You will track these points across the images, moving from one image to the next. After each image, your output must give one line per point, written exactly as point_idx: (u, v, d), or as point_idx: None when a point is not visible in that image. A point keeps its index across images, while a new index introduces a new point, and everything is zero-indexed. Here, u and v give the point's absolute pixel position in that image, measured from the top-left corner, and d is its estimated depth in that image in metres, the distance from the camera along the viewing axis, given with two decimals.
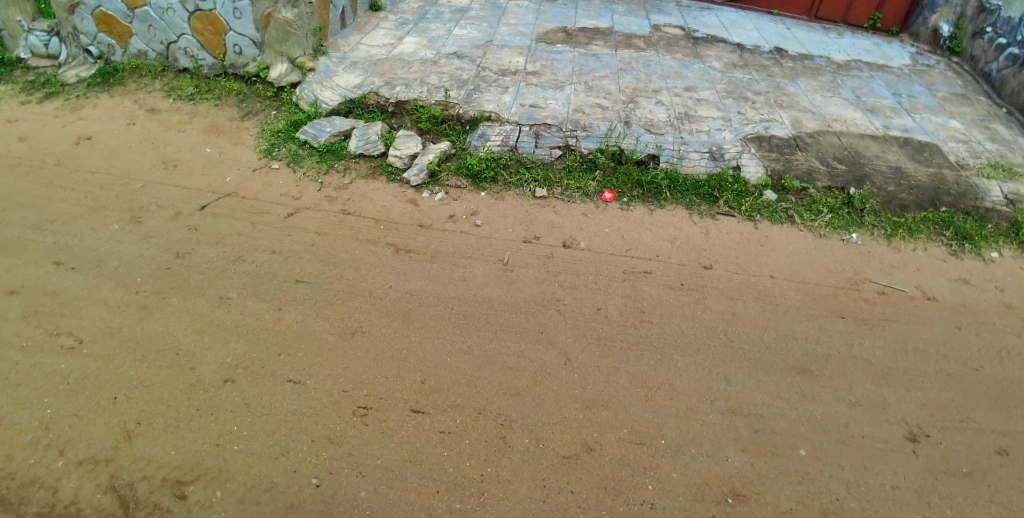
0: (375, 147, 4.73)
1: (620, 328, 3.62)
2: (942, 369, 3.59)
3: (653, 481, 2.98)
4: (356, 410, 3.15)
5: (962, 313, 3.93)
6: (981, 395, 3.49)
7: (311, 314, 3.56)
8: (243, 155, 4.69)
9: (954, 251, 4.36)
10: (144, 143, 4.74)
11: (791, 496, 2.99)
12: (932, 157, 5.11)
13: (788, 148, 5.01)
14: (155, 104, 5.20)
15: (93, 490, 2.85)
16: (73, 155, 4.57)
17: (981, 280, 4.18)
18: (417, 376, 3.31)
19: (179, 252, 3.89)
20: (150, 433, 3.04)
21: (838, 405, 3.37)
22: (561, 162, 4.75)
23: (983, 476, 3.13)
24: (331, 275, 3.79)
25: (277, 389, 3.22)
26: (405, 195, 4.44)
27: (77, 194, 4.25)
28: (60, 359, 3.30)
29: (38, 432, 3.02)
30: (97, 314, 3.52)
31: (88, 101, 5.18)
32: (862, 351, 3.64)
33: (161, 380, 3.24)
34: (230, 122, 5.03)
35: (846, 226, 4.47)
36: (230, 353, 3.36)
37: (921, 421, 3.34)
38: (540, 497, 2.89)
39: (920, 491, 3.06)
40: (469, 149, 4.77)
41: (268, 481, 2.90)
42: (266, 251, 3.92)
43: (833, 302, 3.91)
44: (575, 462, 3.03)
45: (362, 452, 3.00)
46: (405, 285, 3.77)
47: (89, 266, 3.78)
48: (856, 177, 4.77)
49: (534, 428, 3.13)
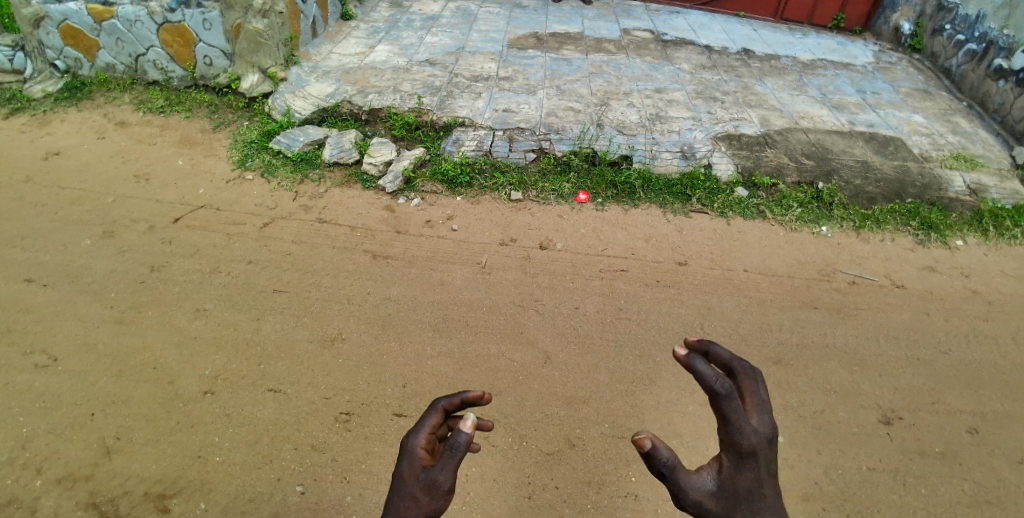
0: (350, 155, 4.72)
1: (599, 326, 3.67)
2: (913, 355, 3.68)
3: (635, 473, 3.03)
4: (339, 416, 3.16)
5: (930, 300, 4.04)
6: (950, 378, 3.59)
7: (291, 323, 3.55)
8: (216, 166, 4.65)
9: (920, 240, 4.48)
10: (115, 157, 4.69)
11: None
12: (897, 151, 5.26)
13: (757, 145, 5.12)
14: (124, 117, 5.14)
15: (73, 508, 2.82)
16: (43, 171, 4.51)
17: (947, 267, 4.31)
18: (398, 380, 3.32)
19: (154, 265, 3.85)
20: (130, 448, 3.01)
21: (813, 393, 3.45)
22: (536, 166, 4.79)
23: (954, 456, 3.24)
24: (308, 284, 3.78)
25: (258, 398, 3.21)
26: (381, 202, 4.44)
27: (47, 210, 4.19)
28: (35, 377, 3.25)
29: (14, 452, 2.98)
30: (73, 330, 3.47)
31: (56, 116, 5.11)
32: (835, 340, 3.73)
33: (140, 395, 3.21)
34: (202, 134, 5.00)
35: (816, 220, 4.57)
36: (209, 365, 3.34)
37: (894, 405, 3.44)
38: (525, 494, 2.94)
39: (895, 473, 3.16)
40: (444, 154, 4.79)
41: (252, 490, 2.89)
42: (243, 261, 3.89)
43: (805, 294, 3.99)
44: (558, 458, 3.06)
45: (347, 458, 3.01)
46: (384, 290, 3.77)
47: (62, 282, 3.73)
48: (823, 173, 4.89)
49: (517, 427, 3.16)
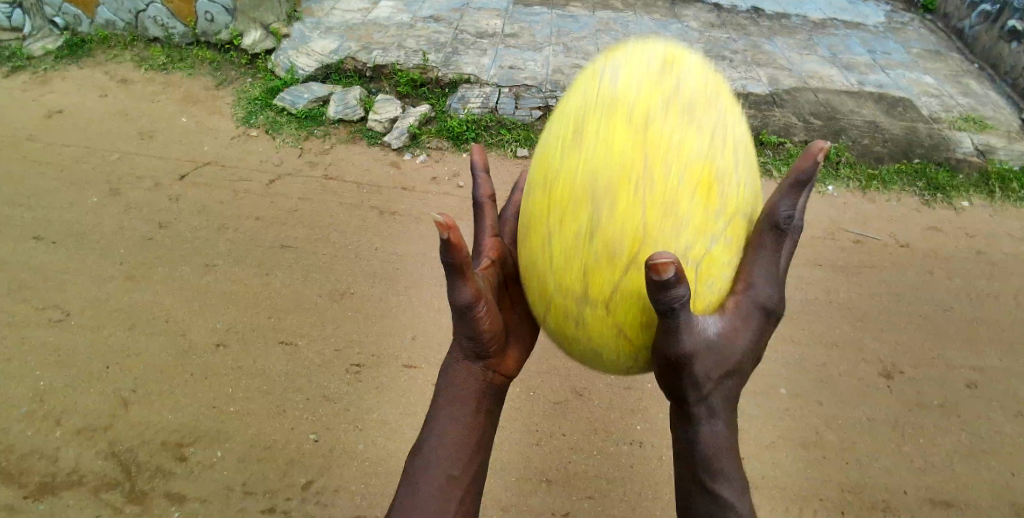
0: (355, 112, 4.69)
1: None
2: (915, 312, 3.72)
3: (641, 422, 3.09)
4: (350, 368, 3.22)
5: (934, 259, 4.06)
6: (952, 334, 3.63)
7: (300, 278, 3.58)
8: (220, 124, 4.62)
9: (926, 201, 4.48)
10: (118, 115, 4.66)
11: (772, 432, 3.14)
12: (906, 112, 5.21)
13: (765, 104, 5.08)
14: (126, 75, 5.09)
15: (93, 457, 2.89)
16: (46, 130, 4.49)
17: (952, 228, 4.31)
18: (407, 332, 3.37)
19: (162, 222, 3.87)
20: (146, 400, 3.08)
21: (816, 347, 3.50)
22: (542, 122, 4.75)
23: (954, 407, 3.29)
24: (316, 240, 3.80)
25: (269, 351, 3.26)
26: (387, 159, 4.42)
27: (52, 168, 4.18)
28: (50, 333, 3.30)
29: (33, 405, 3.05)
30: (84, 286, 3.51)
31: (57, 74, 5.06)
32: (838, 296, 3.76)
33: (154, 349, 3.26)
34: (205, 91, 4.95)
35: (822, 179, 4.56)
36: (220, 319, 3.39)
37: (895, 359, 3.48)
38: (533, 440, 3.01)
39: (894, 423, 3.22)
40: (449, 111, 4.76)
41: (267, 438, 2.96)
42: (250, 218, 3.90)
43: (810, 252, 4.01)
44: (565, 407, 3.13)
45: (359, 407, 3.08)
46: (392, 247, 3.79)
47: (71, 239, 3.75)
48: (831, 131, 4.86)
49: (524, 378, 3.22)
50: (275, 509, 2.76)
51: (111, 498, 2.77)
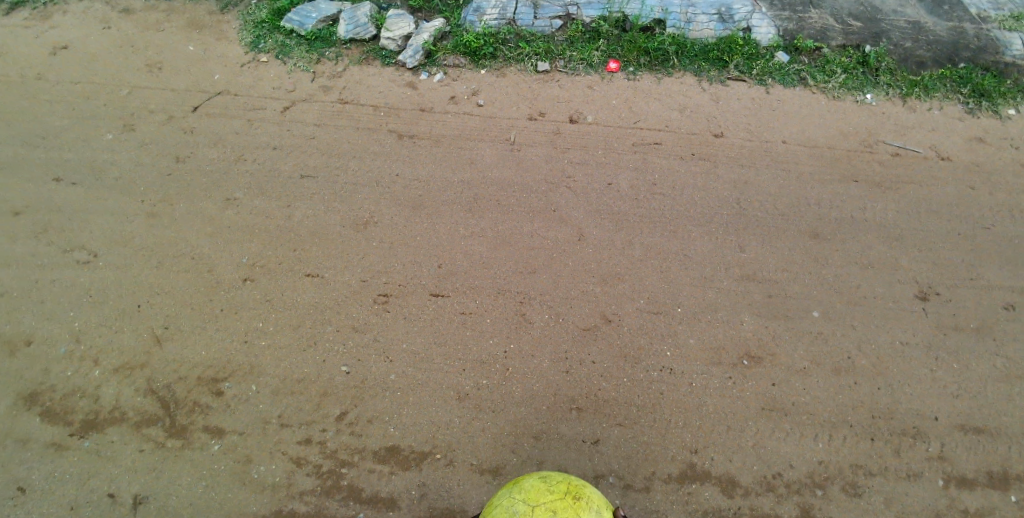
0: (367, 31, 4.44)
1: (631, 202, 3.57)
2: (955, 229, 3.55)
3: (671, 347, 3.07)
4: (377, 298, 3.19)
5: (976, 172, 3.80)
6: (990, 253, 3.47)
7: (321, 209, 3.52)
8: (228, 50, 4.42)
9: (970, 109, 4.14)
10: (125, 47, 4.46)
11: (805, 355, 3.09)
12: (953, 10, 4.65)
13: (801, 5, 4.65)
14: (127, 4, 4.80)
15: (133, 394, 2.96)
16: (51, 66, 4.34)
17: (996, 138, 3.98)
18: (434, 260, 3.32)
19: (178, 156, 3.79)
20: (178, 336, 3.11)
21: (851, 267, 3.38)
22: (563, 34, 4.48)
23: (990, 331, 3.20)
24: (336, 168, 3.70)
25: (296, 284, 3.25)
26: (403, 79, 4.23)
27: (64, 106, 4.09)
28: (78, 274, 3.32)
29: (70, 344, 3.10)
30: (107, 225, 3.49)
31: (57, 7, 4.80)
32: (875, 214, 3.60)
33: (182, 284, 3.26)
34: (209, 16, 4.68)
35: (860, 86, 4.24)
36: (245, 253, 3.36)
37: (931, 279, 3.36)
38: (563, 368, 3.00)
39: (929, 346, 3.15)
40: (465, 26, 4.50)
41: (300, 371, 2.99)
42: (267, 147, 3.81)
43: (844, 165, 3.80)
44: (594, 334, 3.10)
45: (388, 337, 3.08)
46: (411, 172, 3.68)
47: (90, 179, 3.70)
48: (871, 34, 4.47)
49: (553, 304, 3.18)
50: (312, 440, 2.84)
51: (154, 434, 2.87)
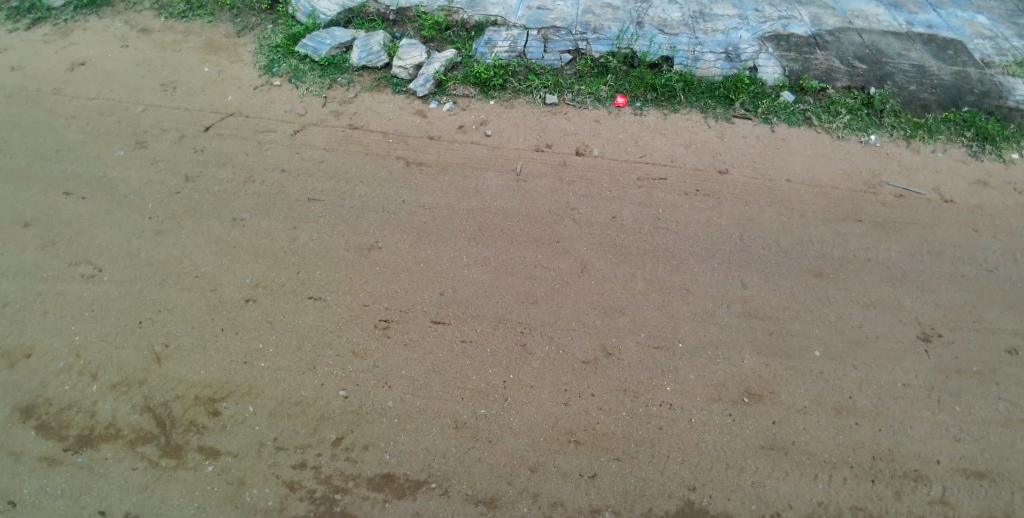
0: (379, 58, 4.53)
1: (635, 235, 3.59)
2: (958, 271, 3.55)
3: (671, 382, 3.05)
4: (378, 323, 3.20)
5: (980, 215, 3.81)
6: (994, 296, 3.45)
7: (326, 232, 3.55)
8: (242, 72, 4.50)
9: (974, 152, 4.17)
10: (141, 65, 4.55)
11: (806, 394, 3.06)
12: (956, 55, 4.75)
13: (806, 47, 4.75)
14: (147, 24, 4.92)
15: (129, 411, 2.95)
16: (68, 81, 4.43)
17: (1000, 181, 4.01)
18: (435, 287, 3.33)
19: (188, 175, 3.83)
20: (178, 355, 3.11)
21: (853, 307, 3.38)
22: (572, 68, 4.56)
23: (993, 375, 3.16)
24: (343, 192, 3.74)
25: (298, 306, 3.26)
26: (412, 107, 4.30)
27: (78, 121, 4.15)
28: (83, 288, 3.34)
29: (70, 359, 3.10)
30: (114, 241, 3.52)
31: (78, 25, 4.92)
32: (878, 254, 3.60)
33: (184, 302, 3.28)
34: (226, 39, 4.79)
35: (864, 127, 4.29)
36: (249, 273, 3.38)
37: (934, 321, 3.35)
38: (562, 400, 2.98)
39: (931, 389, 3.11)
40: (475, 56, 4.59)
41: (298, 394, 2.98)
42: (275, 170, 3.85)
43: (849, 205, 3.83)
44: (594, 367, 3.09)
45: (387, 363, 3.07)
46: (417, 199, 3.72)
47: (100, 194, 3.74)
48: (876, 77, 4.55)
49: (553, 335, 3.18)
50: (307, 464, 2.80)
51: (149, 452, 2.84)
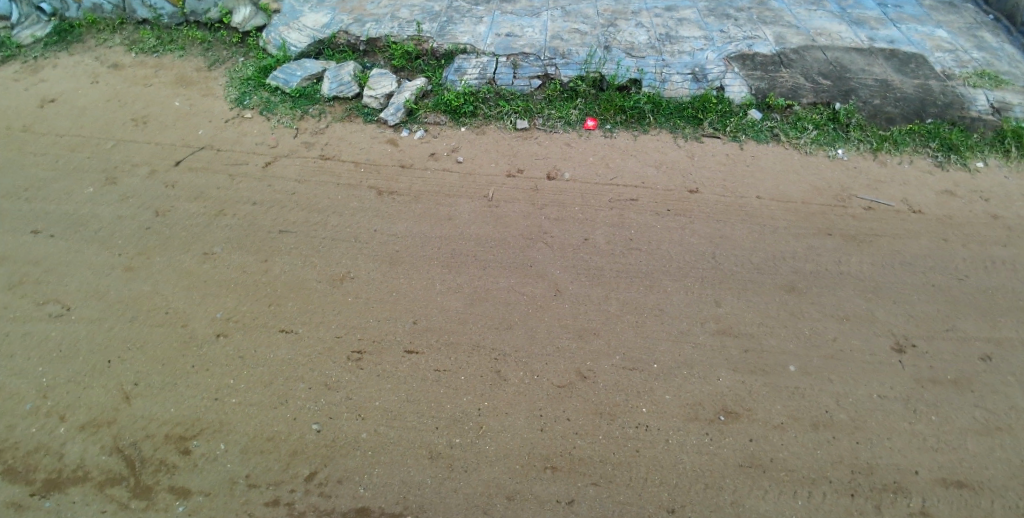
0: (350, 89, 4.56)
1: (608, 257, 3.62)
2: (929, 281, 3.60)
3: (647, 404, 3.05)
4: (351, 355, 3.18)
5: (948, 225, 3.88)
6: (966, 305, 3.50)
7: (300, 263, 3.54)
8: (214, 105, 4.51)
9: (939, 162, 4.26)
10: (112, 101, 4.54)
11: (782, 411, 3.07)
12: (918, 69, 4.87)
13: (771, 65, 4.85)
14: (118, 59, 4.92)
15: (98, 452, 2.89)
16: (38, 118, 4.40)
17: (967, 191, 4.09)
18: (410, 316, 3.32)
19: (159, 210, 3.81)
20: (148, 393, 3.06)
21: (826, 321, 3.41)
22: (542, 92, 4.63)
23: (967, 383, 3.19)
24: (317, 223, 3.73)
25: (270, 340, 3.23)
26: (385, 136, 4.32)
27: (47, 158, 4.12)
28: (50, 327, 3.28)
29: (37, 400, 3.04)
30: (83, 279, 3.48)
31: (48, 61, 4.91)
32: (850, 267, 3.65)
33: (155, 340, 3.23)
34: (198, 73, 4.80)
35: (830, 142, 4.37)
36: (220, 308, 3.35)
37: (907, 332, 3.38)
38: (538, 426, 2.97)
39: (905, 400, 3.14)
40: (446, 84, 4.63)
41: (270, 429, 2.94)
42: (248, 203, 3.84)
43: (819, 219, 3.88)
44: (570, 390, 3.09)
45: (361, 395, 3.05)
46: (391, 227, 3.72)
47: (69, 231, 3.71)
48: (841, 92, 4.64)
49: (529, 361, 3.17)
50: (280, 501, 2.75)
51: (118, 494, 2.77)
